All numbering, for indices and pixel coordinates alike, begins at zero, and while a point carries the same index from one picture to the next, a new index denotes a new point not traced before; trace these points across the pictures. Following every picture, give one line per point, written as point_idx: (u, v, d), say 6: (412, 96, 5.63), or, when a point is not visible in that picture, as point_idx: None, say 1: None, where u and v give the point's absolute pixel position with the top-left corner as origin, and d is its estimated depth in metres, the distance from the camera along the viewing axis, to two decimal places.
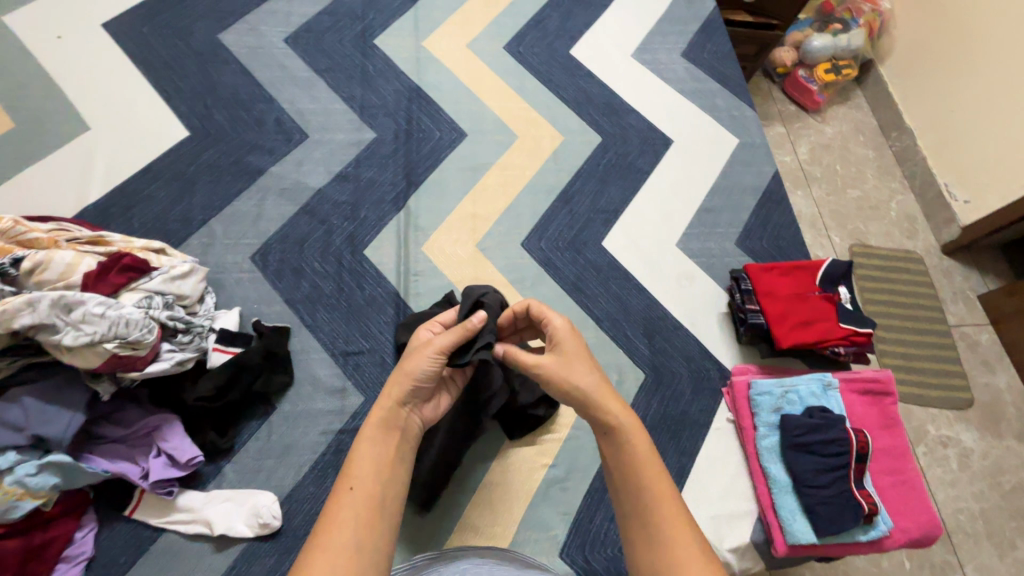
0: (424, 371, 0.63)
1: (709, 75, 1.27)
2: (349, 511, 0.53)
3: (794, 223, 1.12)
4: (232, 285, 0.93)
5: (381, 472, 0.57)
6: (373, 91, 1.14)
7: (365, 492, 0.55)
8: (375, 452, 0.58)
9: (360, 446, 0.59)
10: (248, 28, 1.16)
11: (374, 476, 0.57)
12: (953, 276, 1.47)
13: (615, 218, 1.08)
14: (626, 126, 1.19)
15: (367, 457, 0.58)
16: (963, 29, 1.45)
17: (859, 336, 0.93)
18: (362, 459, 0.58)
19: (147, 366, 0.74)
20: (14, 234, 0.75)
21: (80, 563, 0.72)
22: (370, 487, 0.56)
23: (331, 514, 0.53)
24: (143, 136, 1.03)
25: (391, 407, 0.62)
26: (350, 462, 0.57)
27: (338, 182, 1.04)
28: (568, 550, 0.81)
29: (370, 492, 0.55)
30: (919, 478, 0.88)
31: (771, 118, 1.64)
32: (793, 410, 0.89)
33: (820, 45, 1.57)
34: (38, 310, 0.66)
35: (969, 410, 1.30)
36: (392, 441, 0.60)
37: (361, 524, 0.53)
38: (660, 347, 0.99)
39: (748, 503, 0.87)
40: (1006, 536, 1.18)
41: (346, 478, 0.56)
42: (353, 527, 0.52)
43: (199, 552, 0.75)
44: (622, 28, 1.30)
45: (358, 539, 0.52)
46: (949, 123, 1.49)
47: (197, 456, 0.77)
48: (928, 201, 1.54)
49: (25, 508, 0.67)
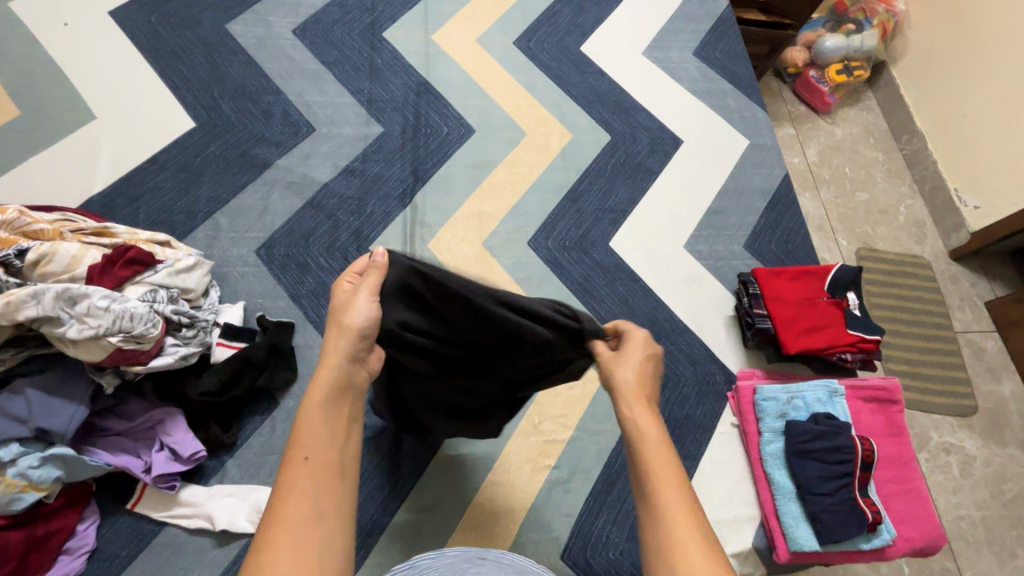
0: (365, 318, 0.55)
1: (721, 75, 1.26)
2: (305, 480, 0.46)
3: (804, 226, 1.11)
4: (236, 279, 0.92)
5: (336, 435, 0.50)
6: (381, 84, 1.12)
7: (321, 459, 0.48)
8: (327, 413, 0.51)
9: (307, 406, 0.51)
10: (256, 19, 1.15)
11: (328, 440, 0.50)
12: (960, 282, 1.46)
13: (623, 219, 1.08)
14: (635, 124, 1.17)
15: (316, 415, 0.51)
16: (977, 32, 1.43)
17: (867, 343, 0.92)
18: (310, 422, 0.50)
19: (151, 360, 0.74)
20: (19, 225, 0.74)
21: (82, 556, 0.72)
22: (325, 452, 0.49)
23: (284, 490, 0.46)
24: (151, 126, 1.02)
25: (343, 365, 0.53)
26: (295, 429, 0.50)
27: (345, 177, 1.03)
28: (569, 552, 0.81)
29: (326, 458, 0.49)
30: (924, 487, 0.87)
31: (781, 118, 1.62)
32: (798, 416, 0.89)
33: (833, 45, 1.55)
34: (43, 302, 0.66)
35: (972, 417, 1.30)
36: (345, 402, 0.53)
37: (326, 489, 0.47)
38: (666, 349, 0.98)
39: (751, 508, 0.87)
40: (1006, 544, 1.18)
41: (297, 448, 0.48)
42: (314, 495, 0.46)
43: (201, 547, 0.75)
44: (634, 26, 1.29)
45: (317, 506, 0.45)
46: (961, 127, 1.47)
47: (200, 451, 0.76)
48: (937, 205, 1.52)
49: (27, 500, 0.67)
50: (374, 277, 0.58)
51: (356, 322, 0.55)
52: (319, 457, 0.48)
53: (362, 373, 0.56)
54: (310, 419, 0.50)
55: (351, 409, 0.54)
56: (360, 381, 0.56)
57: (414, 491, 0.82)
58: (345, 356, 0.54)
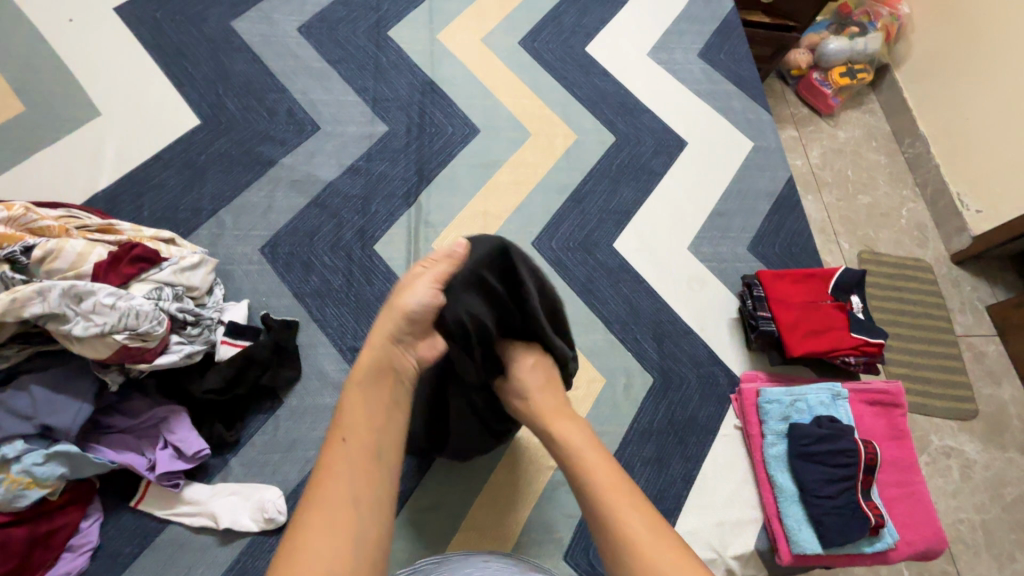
0: (417, 301, 0.61)
1: (726, 77, 1.26)
2: (344, 465, 0.54)
3: (807, 229, 1.11)
4: (240, 277, 0.92)
5: (375, 420, 0.58)
6: (386, 83, 1.12)
7: (357, 443, 0.55)
8: (369, 401, 0.58)
9: (352, 395, 0.59)
10: (261, 16, 1.15)
11: (366, 425, 0.57)
12: (961, 286, 1.46)
13: (627, 220, 1.08)
14: (640, 126, 1.17)
15: (359, 401, 0.58)
16: (980, 36, 1.44)
17: (871, 346, 0.93)
18: (353, 407, 0.58)
19: (157, 358, 0.74)
20: (25, 221, 0.74)
21: (85, 553, 0.72)
22: (363, 436, 0.56)
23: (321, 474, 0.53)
24: (156, 122, 1.02)
25: (384, 347, 0.61)
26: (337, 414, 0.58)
27: (349, 175, 1.03)
28: (572, 554, 0.81)
29: (363, 441, 0.56)
30: (926, 491, 0.88)
31: (784, 121, 1.63)
32: (801, 419, 0.89)
33: (836, 48, 1.55)
34: (49, 299, 0.66)
35: (972, 421, 1.30)
36: (384, 385, 0.60)
37: (360, 476, 0.53)
38: (669, 350, 0.98)
39: (754, 510, 0.87)
40: (1005, 548, 1.18)
41: (338, 430, 0.56)
42: (351, 480, 0.52)
43: (204, 545, 0.75)
44: (639, 27, 1.29)
45: (353, 490, 0.52)
46: (964, 131, 1.48)
47: (203, 449, 0.76)
48: (939, 208, 1.53)
49: (32, 497, 0.67)
50: (444, 266, 0.63)
51: (408, 304, 0.61)
52: (355, 441, 0.55)
53: (407, 357, 0.62)
54: (351, 408, 0.58)
55: (391, 394, 0.60)
56: (403, 367, 0.62)
57: (417, 491, 0.82)
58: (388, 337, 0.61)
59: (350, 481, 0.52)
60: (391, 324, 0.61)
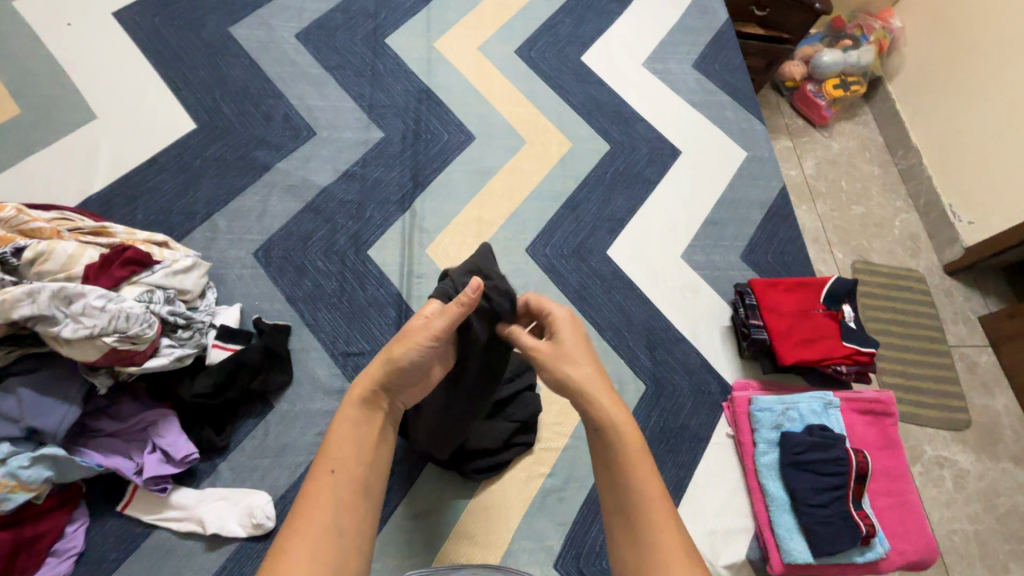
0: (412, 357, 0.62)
1: (719, 87, 1.27)
2: (328, 495, 0.56)
3: (800, 238, 1.12)
4: (233, 281, 0.92)
5: (363, 454, 0.60)
6: (383, 90, 1.13)
7: (344, 475, 0.58)
8: (357, 433, 0.61)
9: (339, 427, 0.61)
10: (259, 23, 1.16)
11: (352, 457, 0.59)
12: (954, 296, 1.47)
13: (621, 228, 1.08)
14: (634, 134, 1.18)
15: (347, 438, 0.60)
16: (969, 51, 1.45)
17: (862, 356, 0.93)
18: (340, 441, 0.60)
19: (146, 361, 0.74)
20: (16, 223, 0.74)
21: (69, 558, 0.72)
22: (350, 470, 0.59)
23: (307, 503, 0.55)
24: (152, 126, 1.02)
25: (372, 389, 0.63)
26: (327, 444, 0.60)
27: (344, 181, 1.03)
28: (562, 562, 0.80)
29: (349, 475, 0.58)
30: (917, 500, 0.87)
31: (778, 131, 1.64)
32: (793, 427, 0.89)
33: (830, 61, 1.56)
34: (38, 301, 0.66)
35: (966, 431, 1.30)
36: (373, 423, 0.63)
37: (343, 506, 0.56)
38: (662, 358, 0.98)
39: (746, 520, 0.87)
40: (999, 559, 1.17)
41: (325, 460, 0.58)
42: (332, 512, 0.55)
43: (190, 551, 0.74)
44: (634, 37, 1.30)
45: (335, 526, 0.54)
46: (954, 145, 1.49)
47: (193, 453, 0.76)
48: (932, 219, 1.54)
49: (17, 500, 0.66)
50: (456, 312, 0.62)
51: (401, 356, 0.61)
52: (343, 473, 0.58)
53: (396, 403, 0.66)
54: (342, 435, 0.60)
55: (376, 429, 0.63)
56: (389, 408, 0.65)
57: (405, 499, 0.82)
58: (379, 383, 0.62)
59: (337, 519, 0.55)
60: (381, 372, 0.62)
